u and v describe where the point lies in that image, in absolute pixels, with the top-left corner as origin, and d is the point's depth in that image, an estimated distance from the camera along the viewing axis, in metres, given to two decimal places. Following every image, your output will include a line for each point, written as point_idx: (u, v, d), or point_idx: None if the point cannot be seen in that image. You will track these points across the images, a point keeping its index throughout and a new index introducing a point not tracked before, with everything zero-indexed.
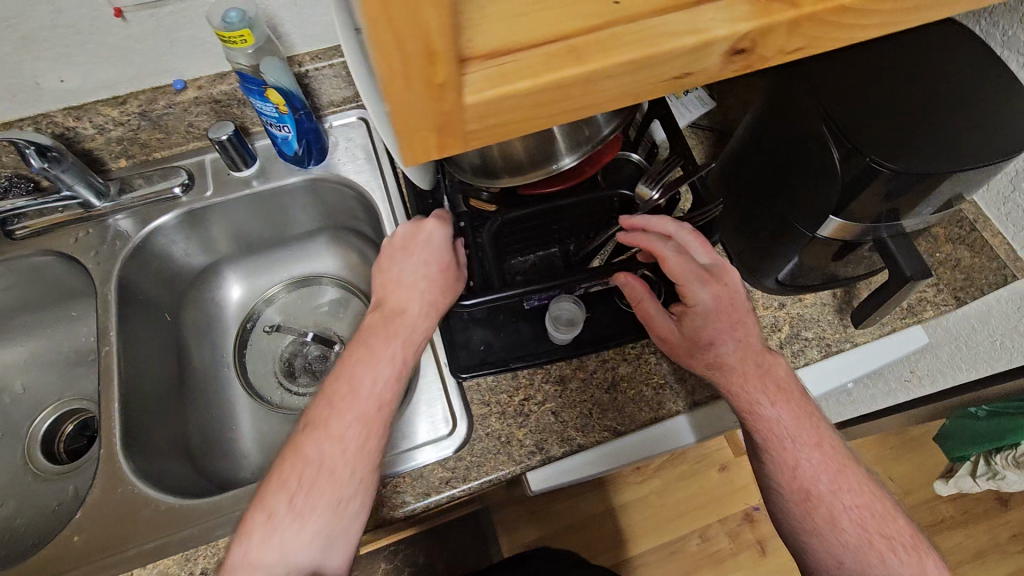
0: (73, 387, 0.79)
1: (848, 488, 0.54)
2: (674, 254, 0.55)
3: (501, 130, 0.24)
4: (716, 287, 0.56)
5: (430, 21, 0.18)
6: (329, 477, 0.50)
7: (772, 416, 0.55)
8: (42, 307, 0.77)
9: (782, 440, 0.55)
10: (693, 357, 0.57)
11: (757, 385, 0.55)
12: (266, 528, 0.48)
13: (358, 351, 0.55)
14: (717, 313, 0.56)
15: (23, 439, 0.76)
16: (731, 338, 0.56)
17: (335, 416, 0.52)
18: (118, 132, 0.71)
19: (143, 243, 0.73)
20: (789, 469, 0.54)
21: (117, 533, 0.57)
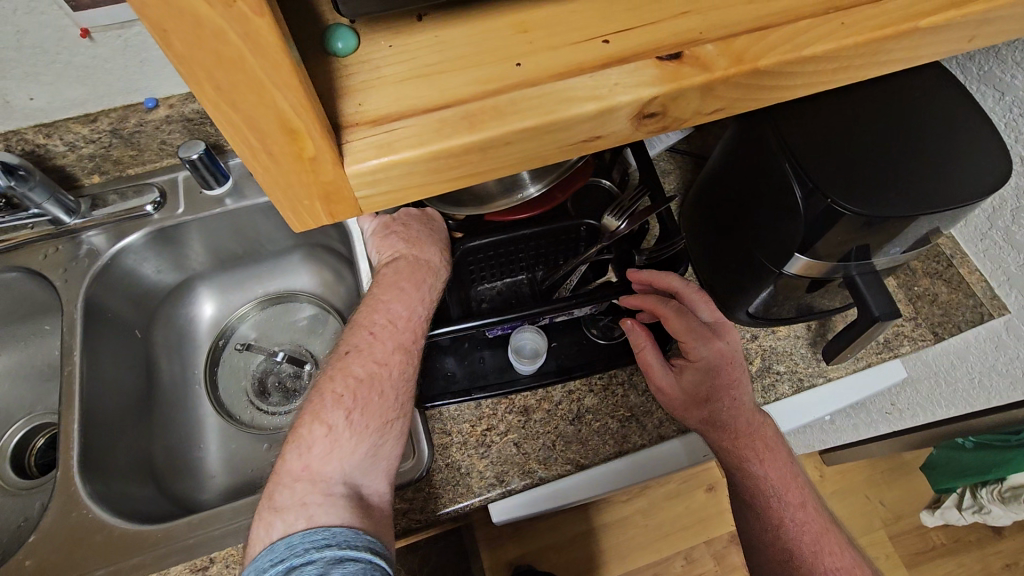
0: (44, 401, 0.79)
1: (830, 551, 0.53)
2: (675, 313, 0.55)
3: (399, 195, 0.23)
4: (720, 346, 0.55)
5: (281, 102, 0.17)
6: (379, 398, 0.49)
7: (760, 474, 0.54)
8: (15, 321, 0.77)
9: (767, 498, 0.54)
10: (690, 409, 0.55)
11: (749, 444, 0.54)
12: (324, 441, 0.47)
13: (392, 280, 0.54)
14: (719, 371, 0.55)
15: None
16: (729, 396, 0.54)
17: (381, 340, 0.51)
18: (89, 149, 0.71)
19: (111, 262, 0.72)
20: (774, 528, 0.54)
21: (76, 552, 0.57)
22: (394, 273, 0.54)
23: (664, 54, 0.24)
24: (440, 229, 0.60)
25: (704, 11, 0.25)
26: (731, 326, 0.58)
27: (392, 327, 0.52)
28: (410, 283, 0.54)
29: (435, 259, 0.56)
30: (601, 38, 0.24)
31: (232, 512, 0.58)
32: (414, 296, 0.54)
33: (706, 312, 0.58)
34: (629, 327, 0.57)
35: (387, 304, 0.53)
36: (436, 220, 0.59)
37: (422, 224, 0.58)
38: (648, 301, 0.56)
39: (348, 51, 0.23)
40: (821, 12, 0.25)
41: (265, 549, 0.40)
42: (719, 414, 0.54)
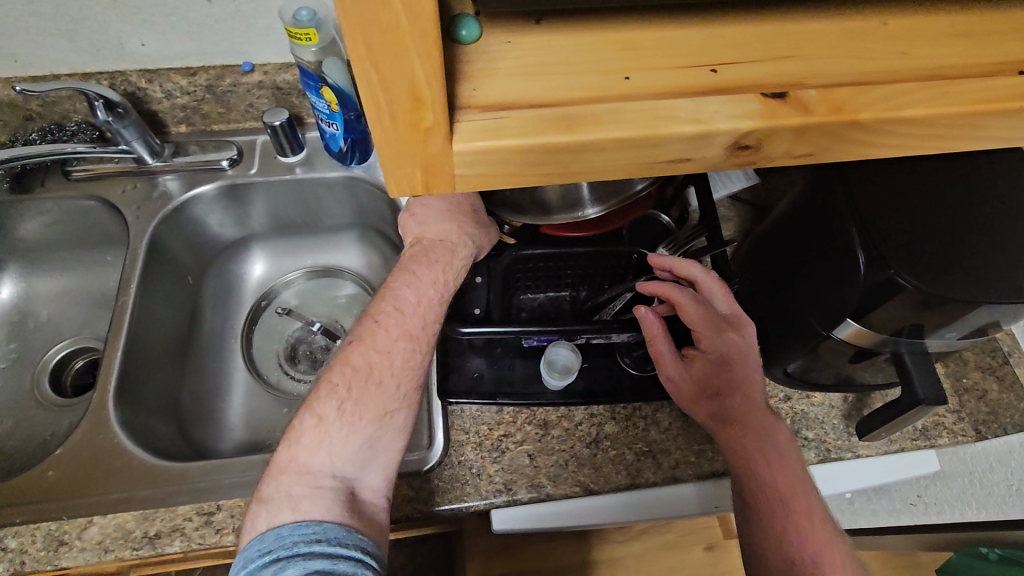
0: (91, 326, 0.83)
1: (832, 564, 0.49)
2: (691, 303, 0.56)
3: (489, 181, 0.24)
4: (736, 339, 0.55)
5: (418, 70, 0.19)
6: (376, 387, 0.50)
7: (767, 477, 0.52)
8: (82, 246, 0.82)
9: (773, 503, 0.51)
10: (698, 402, 0.56)
11: (754, 444, 0.53)
12: (313, 431, 0.48)
13: (406, 265, 0.56)
14: (732, 364, 0.55)
15: (36, 365, 0.80)
16: (739, 391, 0.55)
17: (386, 331, 0.52)
18: (183, 100, 0.75)
19: (181, 207, 0.76)
20: (777, 535, 0.51)
21: (95, 472, 0.59)
22: (409, 259, 0.56)
23: (767, 91, 0.24)
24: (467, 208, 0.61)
25: (809, 59, 0.26)
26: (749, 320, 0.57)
27: (400, 312, 0.53)
28: (421, 268, 0.55)
29: (451, 236, 0.57)
30: (707, 67, 0.25)
31: (245, 465, 0.59)
32: (425, 281, 0.55)
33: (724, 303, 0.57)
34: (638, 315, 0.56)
35: (396, 292, 0.54)
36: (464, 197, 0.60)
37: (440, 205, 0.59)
38: (668, 288, 0.56)
39: (471, 39, 0.25)
40: (926, 77, 0.26)
41: (253, 540, 0.42)
42: (728, 409, 0.55)
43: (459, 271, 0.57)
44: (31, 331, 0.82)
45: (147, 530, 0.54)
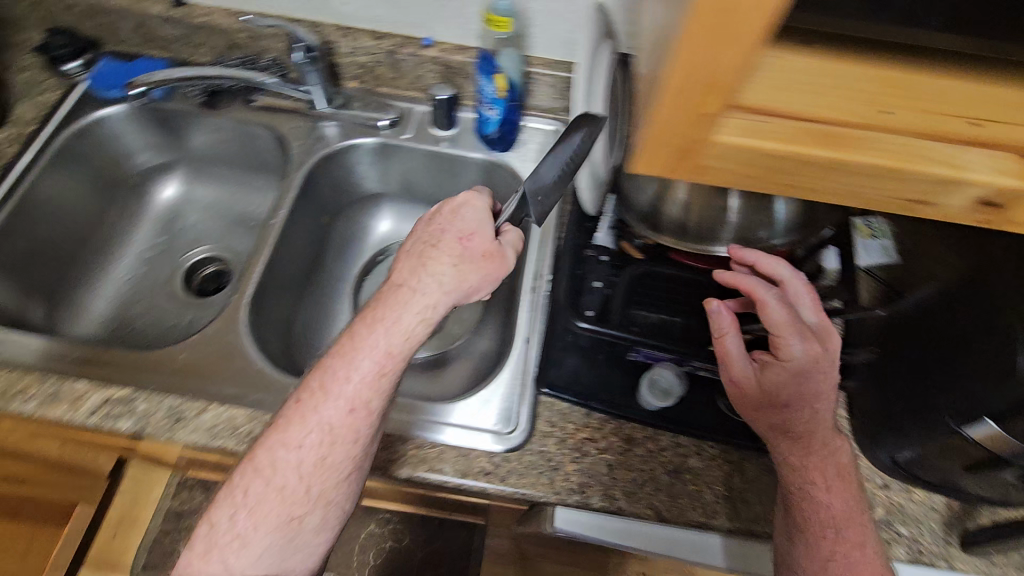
0: (228, 239, 0.91)
1: None
2: (776, 304, 0.55)
3: (731, 176, 0.26)
4: (814, 349, 0.54)
5: (729, 62, 0.21)
6: (281, 491, 0.49)
7: (824, 501, 0.53)
8: (241, 168, 0.90)
9: (823, 528, 0.52)
10: (762, 411, 0.54)
11: (818, 466, 0.53)
12: (207, 538, 0.49)
13: (350, 332, 0.54)
14: (809, 375, 0.53)
15: (176, 261, 0.89)
16: (811, 406, 0.53)
17: (300, 426, 0.50)
18: (365, 58, 0.81)
19: (338, 152, 0.83)
20: (824, 562, 0.51)
21: (218, 363, 0.64)
22: (358, 319, 0.56)
23: None
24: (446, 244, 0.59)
25: None
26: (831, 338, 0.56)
27: (320, 397, 0.51)
28: (363, 328, 0.54)
29: (411, 283, 0.56)
30: (969, 117, 0.24)
31: None
32: (359, 359, 0.52)
33: (809, 313, 0.57)
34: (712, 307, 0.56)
35: (327, 370, 0.53)
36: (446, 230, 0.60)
37: (415, 253, 0.59)
38: (754, 286, 0.55)
39: None
40: None
41: None
42: (794, 422, 0.53)
43: (403, 334, 0.54)
44: (179, 231, 0.91)
45: (253, 428, 0.59)
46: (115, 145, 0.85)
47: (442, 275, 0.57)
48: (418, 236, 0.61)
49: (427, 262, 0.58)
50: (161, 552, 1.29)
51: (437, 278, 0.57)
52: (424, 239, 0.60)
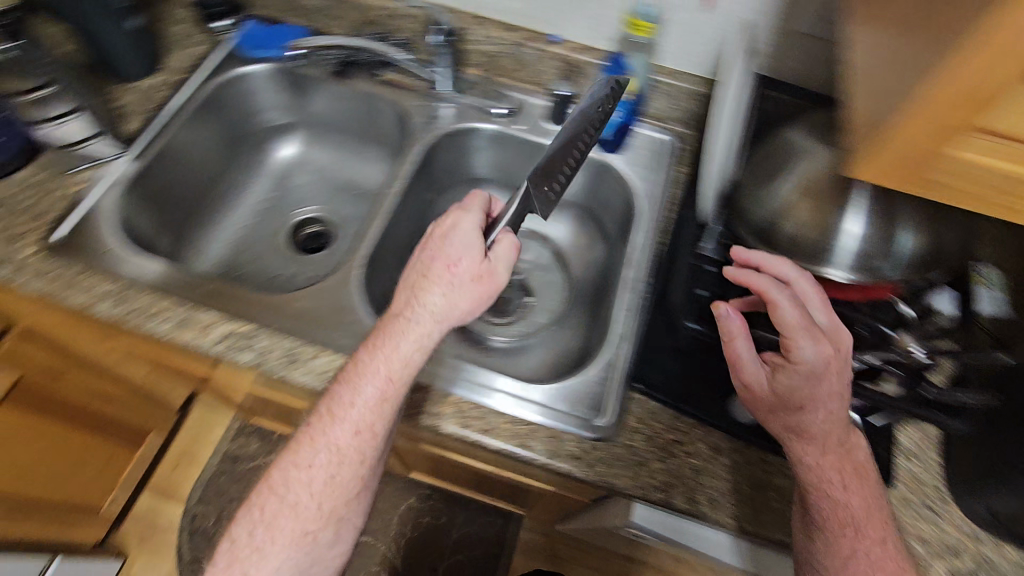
0: (334, 203, 0.96)
1: None
2: (788, 304, 0.53)
3: (944, 182, 0.32)
4: (828, 351, 0.52)
5: (986, 101, 0.27)
6: (296, 510, 0.56)
7: (841, 499, 0.53)
8: (356, 137, 0.95)
9: (844, 526, 0.53)
10: (775, 414, 0.54)
11: (834, 464, 0.53)
12: (231, 550, 0.56)
13: (354, 363, 0.58)
14: (822, 377, 0.52)
15: (284, 218, 0.94)
16: (824, 407, 0.52)
17: (310, 449, 0.57)
18: (491, 48, 0.85)
19: (454, 134, 0.85)
20: (844, 557, 0.53)
21: (329, 314, 0.68)
22: (362, 346, 0.59)
23: None
24: (438, 266, 0.60)
25: None
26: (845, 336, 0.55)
27: (328, 423, 0.57)
28: (365, 356, 0.58)
29: (406, 313, 0.58)
30: None
31: (442, 364, 0.65)
32: (359, 390, 0.57)
33: (822, 313, 0.55)
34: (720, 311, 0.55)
35: (334, 398, 0.57)
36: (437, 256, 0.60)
37: (410, 277, 0.60)
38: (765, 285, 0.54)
39: None
40: None
41: None
42: (807, 424, 0.52)
43: (401, 366, 0.57)
44: (290, 189, 0.96)
45: None
46: (249, 100, 0.90)
47: (433, 304, 0.58)
48: (414, 259, 0.62)
49: (419, 289, 0.59)
50: (216, 488, 1.34)
51: (430, 307, 0.58)
52: (418, 267, 0.61)
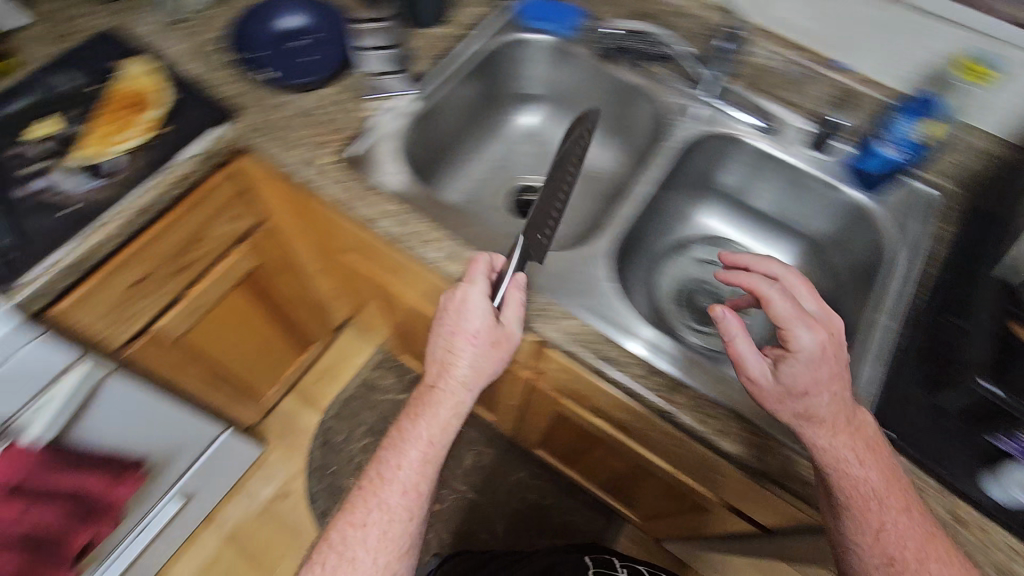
0: (555, 177, 0.99)
1: (936, 559, 0.52)
2: (780, 298, 0.57)
3: None
4: (823, 336, 0.55)
5: None
6: (351, 568, 0.61)
7: (861, 477, 0.53)
8: (597, 122, 0.98)
9: (868, 502, 0.53)
10: (783, 405, 0.55)
11: (848, 442, 0.54)
12: None
13: (398, 437, 0.65)
14: (822, 361, 0.54)
15: (507, 180, 0.98)
16: (829, 390, 0.54)
17: (363, 509, 0.63)
18: (767, 62, 0.86)
19: (708, 137, 0.84)
20: (875, 531, 0.53)
21: (577, 278, 0.72)
22: (403, 418, 0.66)
23: None
24: (461, 338, 0.63)
25: None
26: (834, 322, 0.58)
27: (380, 482, 0.64)
28: (408, 423, 0.65)
29: (442, 388, 0.64)
30: None
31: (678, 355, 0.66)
32: (404, 454, 0.64)
33: (809, 303, 0.59)
34: (718, 315, 0.57)
35: (383, 466, 0.64)
36: (461, 325, 0.63)
37: (436, 352, 0.65)
38: (755, 282, 0.58)
39: None
40: None
41: None
42: (815, 408, 0.54)
43: (441, 431, 0.64)
44: (519, 156, 1.00)
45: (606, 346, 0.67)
46: (515, 65, 0.94)
47: (462, 374, 0.64)
48: (435, 332, 0.66)
49: (449, 357, 0.64)
50: (349, 409, 1.45)
51: (462, 380, 0.64)
52: (445, 344, 0.64)
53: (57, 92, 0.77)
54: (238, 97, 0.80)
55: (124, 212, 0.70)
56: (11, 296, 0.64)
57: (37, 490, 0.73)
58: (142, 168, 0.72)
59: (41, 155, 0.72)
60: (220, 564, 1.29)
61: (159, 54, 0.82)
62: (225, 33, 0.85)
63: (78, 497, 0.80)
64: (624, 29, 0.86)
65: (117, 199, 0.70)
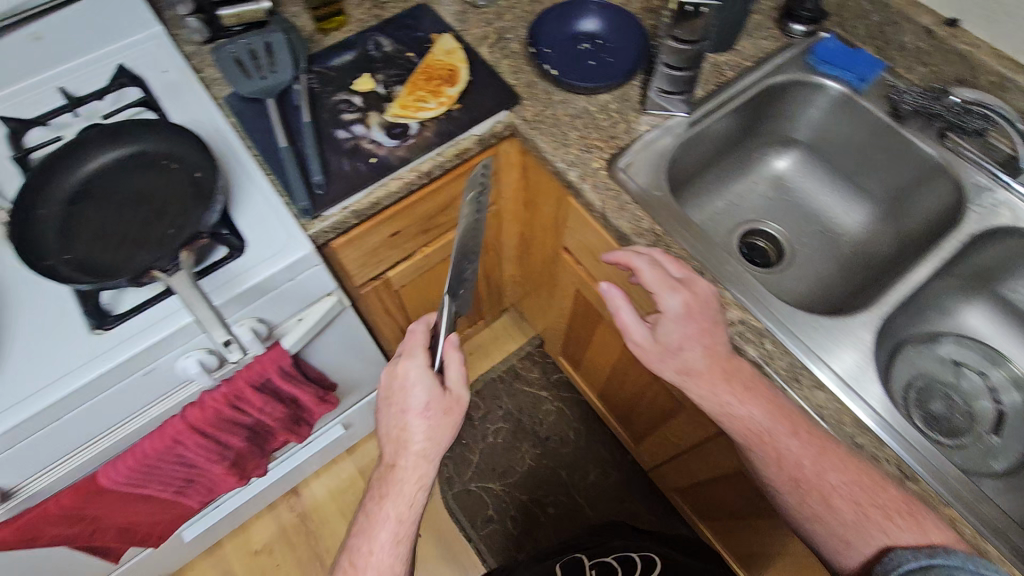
0: (794, 227, 0.94)
1: (832, 467, 0.62)
2: (647, 267, 0.66)
3: None
4: (686, 297, 0.64)
5: None
6: None
7: (746, 414, 0.64)
8: (860, 183, 0.91)
9: (759, 436, 0.64)
10: (665, 362, 0.66)
11: (726, 387, 0.64)
12: None
13: (361, 526, 0.71)
14: (689, 316, 0.65)
15: (742, 220, 0.94)
16: (698, 344, 0.65)
17: None
18: None
19: (1010, 232, 0.75)
20: (775, 459, 0.64)
21: (829, 345, 0.70)
22: (367, 506, 0.72)
23: None
24: (411, 416, 0.70)
25: None
26: (700, 281, 0.67)
27: (355, 563, 0.68)
28: (376, 504, 0.71)
29: (399, 467, 0.70)
30: None
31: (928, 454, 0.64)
32: (371, 535, 0.69)
33: (677, 270, 0.67)
34: (605, 292, 0.66)
35: (356, 548, 0.69)
36: (409, 405, 0.70)
37: (388, 430, 0.72)
38: (629, 257, 0.66)
39: None
40: None
41: None
42: (689, 362, 0.65)
43: (409, 505, 0.70)
44: (761, 198, 0.95)
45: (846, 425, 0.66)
46: (792, 105, 0.89)
47: (417, 447, 0.70)
48: (386, 414, 0.72)
49: (407, 431, 0.70)
50: (492, 389, 1.51)
51: (421, 453, 0.70)
52: (397, 424, 0.71)
53: (374, 54, 0.86)
54: (522, 87, 0.84)
55: (411, 173, 0.77)
56: (314, 224, 0.73)
57: (277, 389, 0.83)
58: (433, 136, 0.79)
59: (355, 107, 0.81)
60: (352, 492, 1.40)
61: (459, 33, 0.89)
62: (518, 27, 0.90)
63: (297, 405, 0.89)
64: (960, 98, 0.77)
65: (409, 160, 0.77)
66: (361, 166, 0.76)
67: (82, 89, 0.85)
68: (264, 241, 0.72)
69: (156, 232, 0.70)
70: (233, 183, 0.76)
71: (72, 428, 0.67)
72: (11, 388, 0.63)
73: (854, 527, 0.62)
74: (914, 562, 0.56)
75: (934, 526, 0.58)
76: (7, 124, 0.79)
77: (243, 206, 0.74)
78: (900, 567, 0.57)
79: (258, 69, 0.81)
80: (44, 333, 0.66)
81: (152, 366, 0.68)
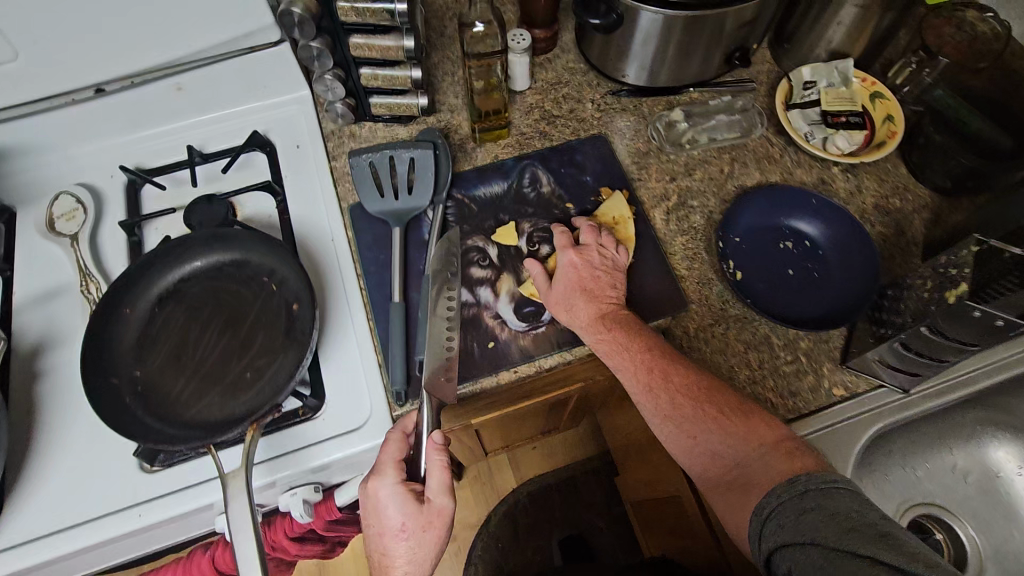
0: (994, 539, 0.72)
1: (673, 371, 0.58)
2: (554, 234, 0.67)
3: None
4: (573, 252, 0.64)
5: None
6: None
7: (602, 335, 0.60)
8: None
9: (612, 349, 0.60)
10: (562, 310, 0.62)
11: (590, 310, 0.61)
12: None
13: None
14: (583, 270, 0.63)
15: (926, 505, 0.74)
16: (582, 288, 0.62)
17: None
18: None
19: None
20: (622, 371, 0.59)
21: None
22: None
23: None
24: (390, 534, 0.55)
25: None
26: (598, 243, 0.65)
27: None
28: None
29: None
30: None
31: None
32: None
33: (583, 236, 0.66)
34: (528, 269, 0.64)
35: None
36: (384, 524, 0.56)
37: (371, 548, 0.58)
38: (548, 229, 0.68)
39: None
40: None
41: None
42: (574, 305, 0.61)
43: None
44: (960, 488, 0.74)
45: None
46: None
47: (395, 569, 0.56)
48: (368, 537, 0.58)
49: (387, 550, 0.56)
50: (545, 497, 1.38)
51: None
52: (376, 540, 0.57)
53: (527, 192, 0.71)
54: (693, 284, 0.66)
55: (530, 369, 0.63)
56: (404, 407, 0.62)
57: (318, 534, 0.74)
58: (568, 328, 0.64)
59: (488, 261, 0.67)
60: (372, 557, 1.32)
61: (634, 187, 0.72)
62: (706, 192, 0.72)
63: (337, 538, 0.80)
64: None
65: (533, 356, 0.63)
66: (472, 346, 0.63)
67: (210, 146, 0.77)
68: (343, 408, 0.62)
69: (233, 369, 0.62)
70: (331, 321, 0.66)
71: (93, 558, 0.61)
72: (43, 513, 0.58)
73: (697, 425, 0.56)
74: (769, 498, 0.50)
75: (767, 426, 0.55)
76: (127, 175, 0.73)
77: (332, 354, 0.64)
78: (765, 515, 0.49)
79: (393, 181, 0.70)
80: (96, 451, 0.60)
81: (189, 519, 0.60)
